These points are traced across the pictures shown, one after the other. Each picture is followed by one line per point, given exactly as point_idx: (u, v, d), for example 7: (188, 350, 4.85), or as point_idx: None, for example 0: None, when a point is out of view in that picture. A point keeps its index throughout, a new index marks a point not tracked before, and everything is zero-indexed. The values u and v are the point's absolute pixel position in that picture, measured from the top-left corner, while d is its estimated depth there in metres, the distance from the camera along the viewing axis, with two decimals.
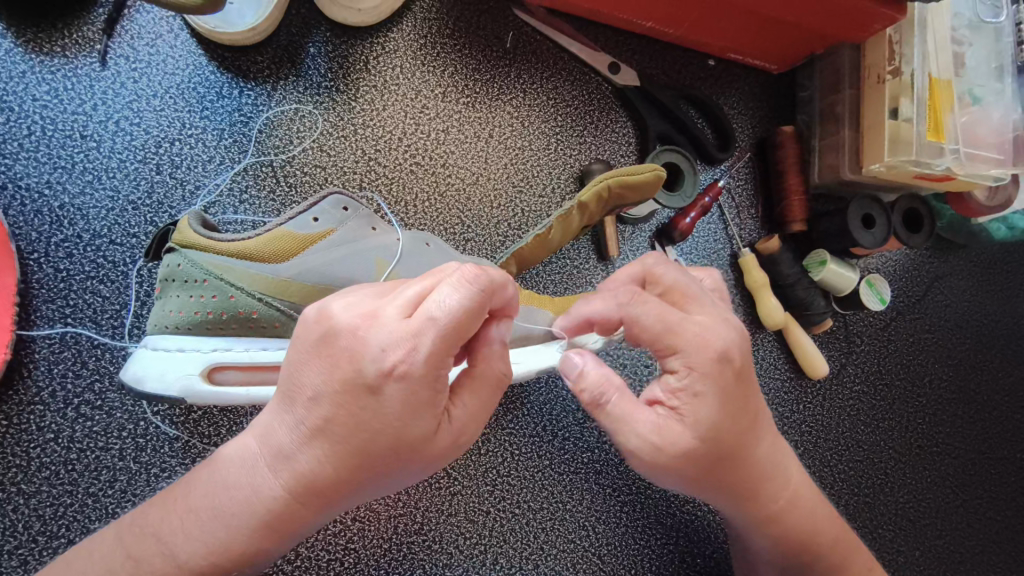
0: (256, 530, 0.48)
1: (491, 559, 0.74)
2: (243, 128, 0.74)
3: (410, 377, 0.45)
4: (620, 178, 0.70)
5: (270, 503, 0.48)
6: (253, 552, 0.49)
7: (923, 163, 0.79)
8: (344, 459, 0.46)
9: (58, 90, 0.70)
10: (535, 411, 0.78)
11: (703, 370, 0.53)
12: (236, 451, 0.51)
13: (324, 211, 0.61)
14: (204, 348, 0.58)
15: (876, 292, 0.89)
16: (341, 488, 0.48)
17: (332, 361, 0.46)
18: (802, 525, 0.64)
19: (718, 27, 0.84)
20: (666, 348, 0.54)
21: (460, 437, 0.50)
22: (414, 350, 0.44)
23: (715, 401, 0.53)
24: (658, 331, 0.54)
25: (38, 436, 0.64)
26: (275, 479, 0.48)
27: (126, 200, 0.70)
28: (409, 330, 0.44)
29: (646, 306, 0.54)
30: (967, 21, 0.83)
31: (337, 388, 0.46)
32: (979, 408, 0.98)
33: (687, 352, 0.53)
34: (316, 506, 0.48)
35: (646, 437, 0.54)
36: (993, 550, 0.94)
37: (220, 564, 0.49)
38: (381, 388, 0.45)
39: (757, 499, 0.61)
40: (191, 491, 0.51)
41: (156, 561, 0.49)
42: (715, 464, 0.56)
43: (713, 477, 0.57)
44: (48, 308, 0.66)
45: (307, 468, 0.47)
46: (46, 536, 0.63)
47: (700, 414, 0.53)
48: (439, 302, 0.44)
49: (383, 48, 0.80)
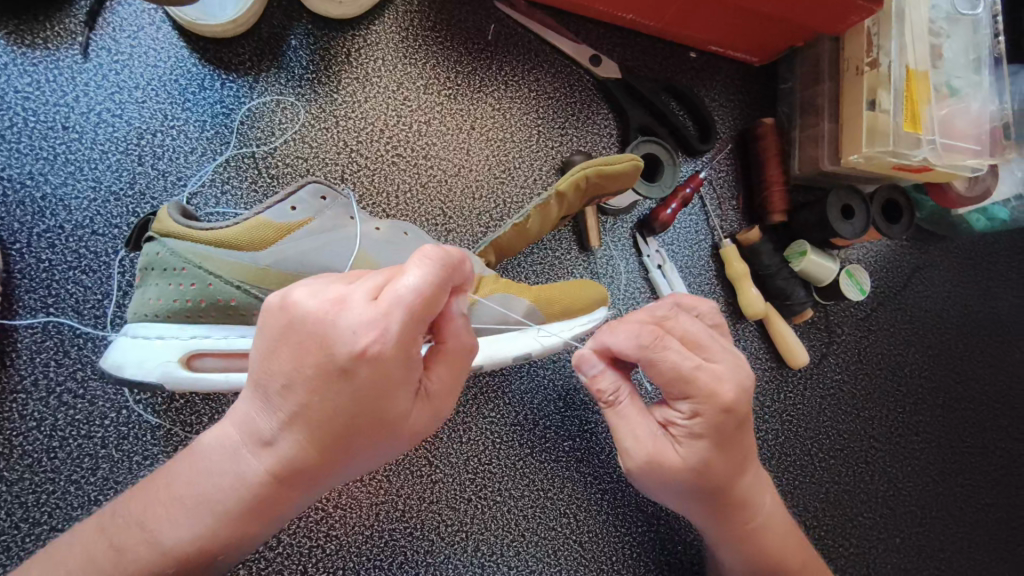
0: (244, 515, 0.50)
1: (472, 546, 0.74)
2: (225, 120, 0.75)
3: (382, 357, 0.46)
4: (598, 168, 0.71)
5: (257, 486, 0.49)
6: (242, 536, 0.51)
7: (900, 154, 0.80)
8: (323, 439, 0.48)
9: (40, 81, 0.70)
10: (515, 401, 0.79)
11: (708, 418, 0.56)
12: (217, 438, 0.51)
13: (304, 200, 0.62)
14: (183, 336, 0.59)
15: (854, 281, 0.90)
16: (325, 466, 0.50)
17: (302, 351, 0.46)
18: (780, 555, 0.67)
19: (698, 20, 0.85)
20: (675, 389, 0.57)
21: (437, 408, 0.52)
22: (386, 330, 0.45)
23: (710, 442, 0.57)
24: (676, 376, 0.57)
25: (20, 424, 0.65)
26: (258, 462, 0.49)
27: (108, 190, 0.70)
28: (378, 311, 0.45)
29: (666, 352, 0.57)
30: (944, 13, 0.84)
31: (309, 374, 0.46)
32: (959, 397, 0.99)
33: (695, 399, 0.56)
34: (301, 486, 0.50)
35: (642, 441, 0.60)
36: (974, 537, 0.95)
37: (212, 547, 0.50)
38: (352, 369, 0.46)
39: (750, 531, 0.66)
40: (174, 480, 0.51)
41: (141, 548, 0.49)
42: (712, 491, 0.61)
43: (708, 507, 0.63)
44: (31, 298, 0.67)
45: (287, 452, 0.48)
46: (29, 522, 0.63)
47: (695, 450, 0.58)
48: (409, 283, 0.45)
49: (365, 40, 0.80)
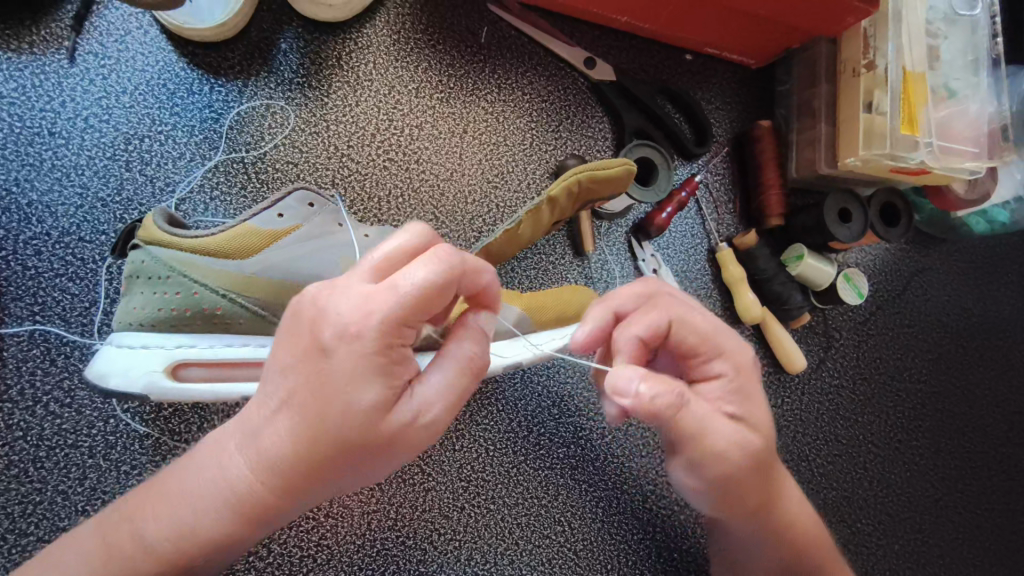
0: (224, 512, 0.48)
1: (465, 555, 0.74)
2: (214, 125, 0.74)
3: (362, 342, 0.43)
4: (590, 173, 0.70)
5: (238, 483, 0.47)
6: (220, 536, 0.49)
7: (897, 157, 0.79)
8: (300, 431, 0.45)
9: (26, 86, 0.69)
10: (509, 408, 0.78)
11: (744, 373, 0.57)
12: (213, 438, 0.51)
13: (291, 206, 0.60)
14: (168, 345, 0.58)
15: (853, 285, 0.89)
16: (301, 467, 0.46)
17: (292, 330, 0.45)
18: (806, 548, 0.64)
19: (692, 22, 0.84)
20: (708, 352, 0.56)
21: (423, 416, 0.46)
22: (370, 315, 0.43)
23: (756, 403, 0.57)
24: (708, 335, 0.56)
25: (6, 434, 0.64)
26: (241, 457, 0.47)
27: (96, 196, 0.70)
28: (369, 295, 0.43)
29: (694, 315, 0.57)
30: (941, 14, 0.83)
31: (297, 356, 0.45)
32: (960, 401, 0.98)
33: (730, 356, 0.56)
34: (278, 489, 0.47)
35: (718, 430, 0.54)
36: (974, 543, 0.94)
37: (188, 547, 0.49)
38: (333, 352, 0.44)
39: (786, 521, 0.63)
40: (168, 476, 0.52)
41: (128, 544, 0.50)
42: (763, 467, 0.58)
43: (756, 496, 0.59)
44: (16, 306, 0.66)
45: (269, 444, 0.46)
46: (15, 533, 0.63)
47: (750, 414, 0.56)
48: (406, 272, 0.43)
49: (356, 43, 0.79)
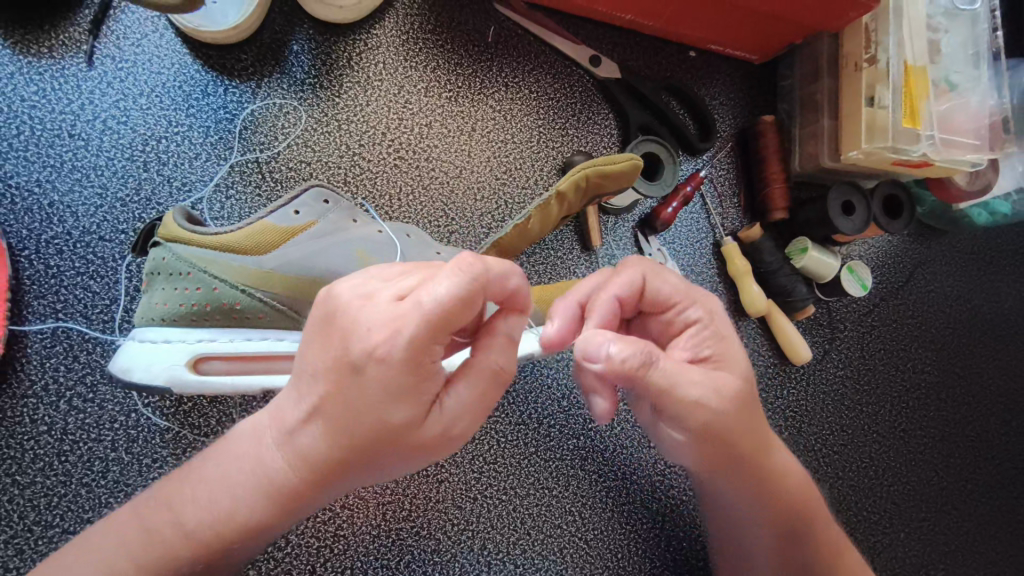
0: (262, 501, 0.50)
1: (479, 545, 0.75)
2: (228, 126, 0.76)
3: (388, 362, 0.44)
4: (599, 169, 0.71)
5: (276, 476, 0.49)
6: (259, 523, 0.51)
7: (898, 150, 0.80)
8: (336, 437, 0.47)
9: (46, 90, 0.71)
10: (520, 400, 0.80)
11: (718, 321, 0.59)
12: (248, 427, 0.53)
13: (305, 203, 0.63)
14: (191, 339, 0.60)
15: (858, 277, 0.91)
16: (335, 466, 0.48)
17: (326, 338, 0.46)
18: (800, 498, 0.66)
19: (695, 20, 0.85)
20: (686, 300, 0.59)
21: (452, 427, 0.49)
22: (397, 333, 0.43)
23: (734, 350, 0.58)
24: (679, 291, 0.59)
25: (31, 428, 0.66)
26: (279, 453, 0.49)
27: (114, 197, 0.71)
28: (397, 310, 0.44)
29: (664, 270, 0.60)
30: (942, 8, 0.84)
31: (330, 366, 0.46)
32: (964, 392, 0.99)
33: (702, 304, 0.59)
34: (315, 482, 0.49)
35: (698, 384, 0.53)
36: (979, 532, 0.95)
37: (228, 532, 0.51)
38: (364, 369, 0.44)
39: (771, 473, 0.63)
40: (204, 464, 0.53)
41: (168, 531, 0.51)
42: (749, 414, 0.58)
43: (746, 441, 0.58)
44: (39, 305, 0.68)
45: (308, 444, 0.48)
46: (41, 526, 0.64)
47: (726, 359, 0.57)
48: (432, 288, 0.42)
49: (366, 44, 0.81)
